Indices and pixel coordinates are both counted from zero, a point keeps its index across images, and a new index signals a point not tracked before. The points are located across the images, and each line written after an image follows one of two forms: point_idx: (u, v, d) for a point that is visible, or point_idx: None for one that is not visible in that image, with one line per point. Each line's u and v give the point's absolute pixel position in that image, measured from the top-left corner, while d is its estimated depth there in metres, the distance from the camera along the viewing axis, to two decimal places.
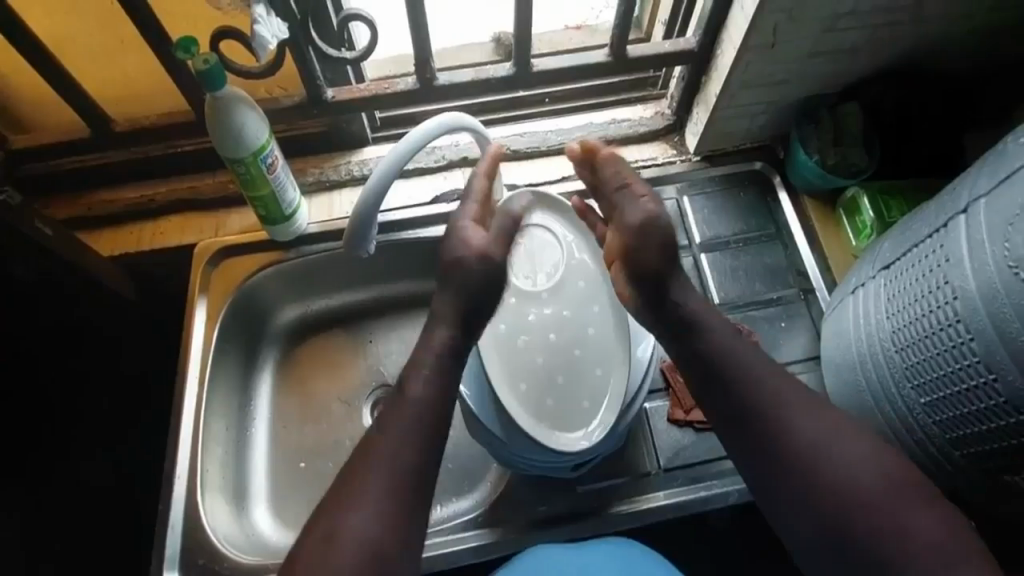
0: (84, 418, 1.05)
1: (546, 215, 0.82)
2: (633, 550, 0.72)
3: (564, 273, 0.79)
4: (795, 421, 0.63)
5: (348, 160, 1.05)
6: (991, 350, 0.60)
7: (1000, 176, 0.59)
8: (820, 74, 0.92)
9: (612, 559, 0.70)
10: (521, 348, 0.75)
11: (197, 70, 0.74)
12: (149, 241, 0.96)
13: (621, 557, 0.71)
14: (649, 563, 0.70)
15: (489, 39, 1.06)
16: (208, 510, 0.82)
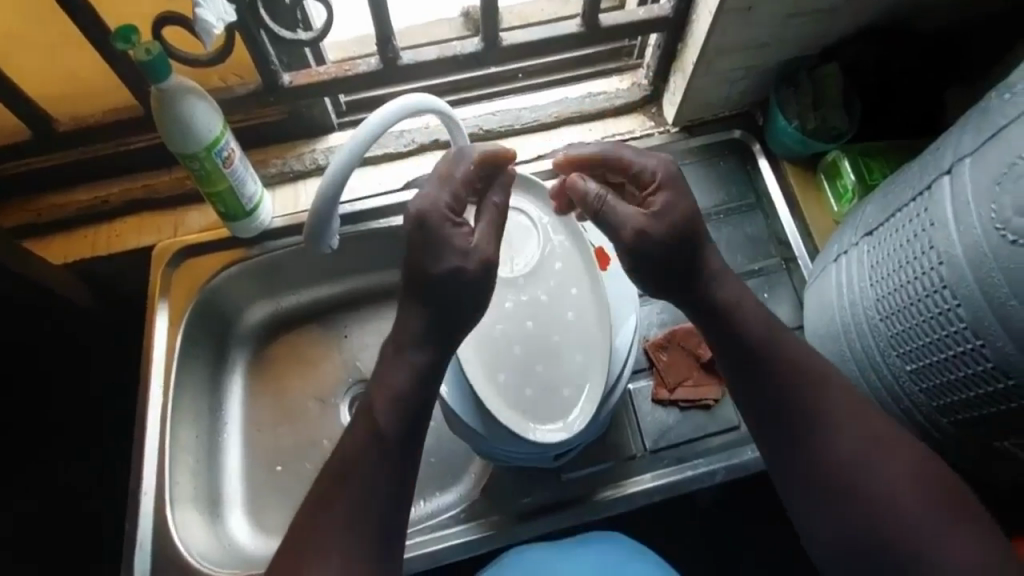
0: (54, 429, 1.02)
1: (522, 197, 0.78)
2: (618, 542, 0.71)
3: (540, 258, 0.75)
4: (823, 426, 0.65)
5: (313, 149, 1.00)
6: (978, 315, 0.58)
7: (985, 135, 0.57)
8: (800, 36, 0.88)
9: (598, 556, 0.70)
10: (498, 338, 0.72)
11: (138, 60, 0.69)
12: (104, 246, 0.92)
13: (607, 552, 0.70)
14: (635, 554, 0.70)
15: (457, 13, 1.01)
16: (179, 525, 0.79)
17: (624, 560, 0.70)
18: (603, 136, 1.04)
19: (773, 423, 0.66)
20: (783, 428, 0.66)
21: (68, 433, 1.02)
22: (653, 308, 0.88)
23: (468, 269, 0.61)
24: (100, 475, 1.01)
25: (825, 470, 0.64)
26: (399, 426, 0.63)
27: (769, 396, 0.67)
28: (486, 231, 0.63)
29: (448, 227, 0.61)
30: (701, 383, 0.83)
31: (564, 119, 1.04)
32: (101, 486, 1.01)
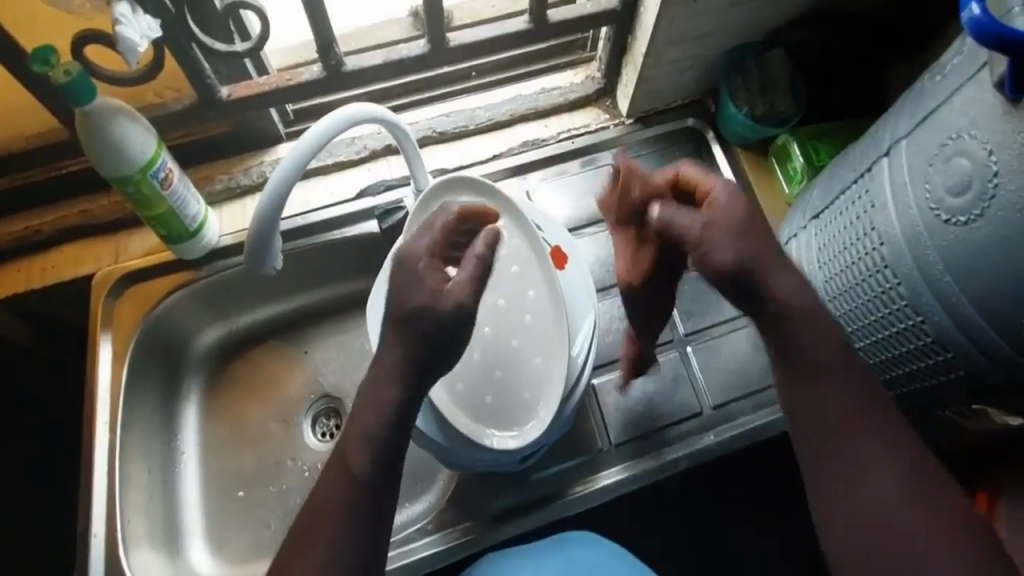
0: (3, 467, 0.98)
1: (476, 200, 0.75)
2: (598, 546, 0.71)
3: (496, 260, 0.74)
4: (874, 459, 0.54)
5: (261, 161, 0.97)
6: (917, 293, 0.60)
7: (918, 118, 0.57)
8: (744, 23, 0.89)
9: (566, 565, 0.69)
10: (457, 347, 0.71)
11: (58, 83, 0.66)
12: (39, 278, 0.87)
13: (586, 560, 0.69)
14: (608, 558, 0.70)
15: (404, 14, 0.98)
16: (133, 565, 0.76)
17: (598, 567, 0.69)
18: (558, 132, 1.03)
19: (820, 452, 0.55)
20: (830, 459, 0.55)
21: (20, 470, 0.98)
22: (613, 301, 0.88)
23: (439, 308, 0.54)
24: (60, 510, 0.98)
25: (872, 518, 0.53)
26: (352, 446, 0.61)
27: (821, 425, 0.55)
28: (464, 278, 0.55)
29: (421, 266, 0.56)
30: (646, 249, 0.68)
31: (519, 117, 1.03)
32: (62, 522, 0.98)
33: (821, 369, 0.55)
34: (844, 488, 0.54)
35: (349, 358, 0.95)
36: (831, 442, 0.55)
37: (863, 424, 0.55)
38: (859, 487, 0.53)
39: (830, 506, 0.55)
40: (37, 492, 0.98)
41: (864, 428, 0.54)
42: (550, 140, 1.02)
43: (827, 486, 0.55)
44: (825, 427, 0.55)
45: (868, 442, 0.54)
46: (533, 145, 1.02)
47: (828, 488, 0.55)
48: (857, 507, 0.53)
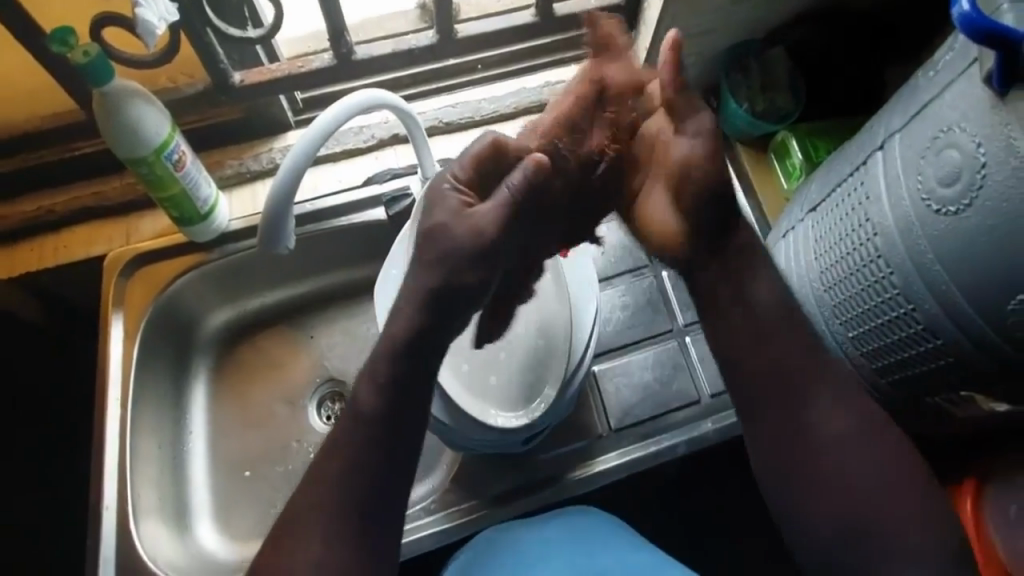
0: (14, 443, 1.00)
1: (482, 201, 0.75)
2: (601, 521, 0.74)
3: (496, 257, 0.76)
4: (828, 407, 0.59)
5: (270, 148, 0.99)
6: (909, 282, 0.62)
7: (911, 112, 0.60)
8: (746, 20, 0.91)
9: (563, 530, 0.72)
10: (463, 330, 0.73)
11: (78, 63, 0.67)
12: (52, 257, 0.89)
13: (589, 532, 0.72)
14: (603, 526, 0.73)
15: (412, 5, 1.00)
16: (143, 537, 0.78)
17: (596, 533, 0.72)
18: None
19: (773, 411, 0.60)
20: (786, 407, 0.60)
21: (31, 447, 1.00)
22: (614, 291, 0.91)
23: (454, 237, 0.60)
24: (72, 486, 1.00)
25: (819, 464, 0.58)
26: None
27: (779, 376, 0.60)
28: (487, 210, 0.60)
29: (446, 195, 0.62)
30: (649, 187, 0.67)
31: (523, 109, 1.05)
32: (69, 499, 0.99)
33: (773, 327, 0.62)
34: (799, 436, 0.59)
35: (354, 343, 0.97)
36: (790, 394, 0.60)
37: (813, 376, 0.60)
38: (813, 434, 0.59)
39: (786, 453, 0.60)
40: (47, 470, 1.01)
41: (817, 379, 0.60)
42: None
43: (785, 435, 0.60)
44: (781, 376, 0.61)
45: (821, 393, 0.60)
46: None
47: (786, 436, 0.60)
48: (811, 452, 0.59)
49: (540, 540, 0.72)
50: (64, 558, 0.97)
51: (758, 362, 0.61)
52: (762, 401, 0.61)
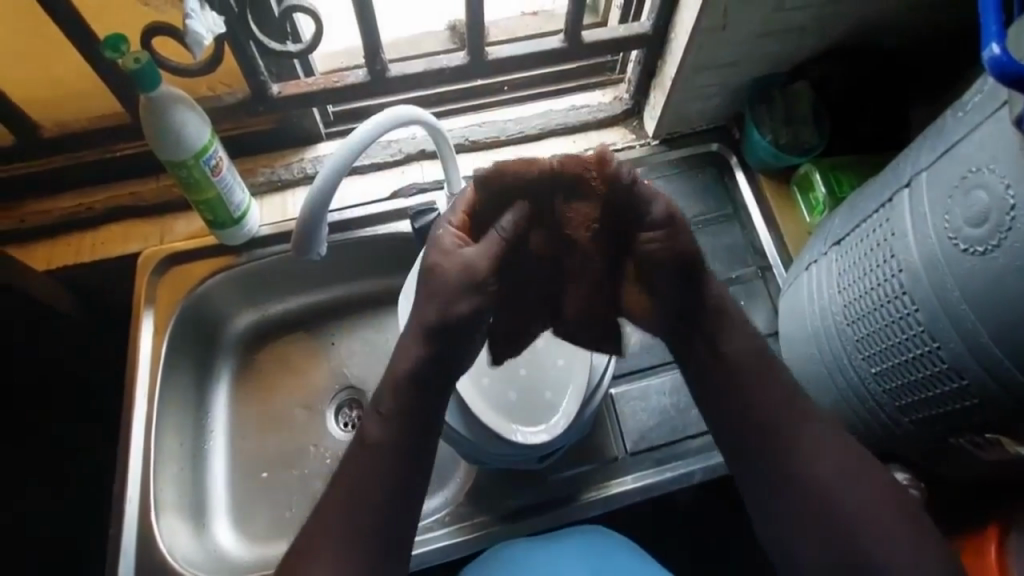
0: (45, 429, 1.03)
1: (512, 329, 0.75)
2: (598, 538, 0.75)
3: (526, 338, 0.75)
4: (808, 455, 0.63)
5: (301, 158, 1.02)
6: (934, 319, 0.62)
7: (939, 152, 0.60)
8: (771, 55, 0.93)
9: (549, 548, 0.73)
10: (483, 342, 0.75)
11: (127, 69, 0.70)
12: (89, 253, 0.92)
13: (593, 542, 0.74)
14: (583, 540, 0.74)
15: (444, 27, 1.03)
16: (163, 531, 0.79)
17: (577, 544, 0.73)
18: (587, 148, 1.07)
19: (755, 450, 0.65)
20: (768, 452, 0.64)
21: (60, 435, 1.04)
22: None
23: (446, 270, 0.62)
24: (97, 476, 1.03)
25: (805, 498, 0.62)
26: (384, 430, 0.62)
27: (760, 423, 0.65)
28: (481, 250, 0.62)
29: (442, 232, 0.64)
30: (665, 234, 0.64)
31: (549, 131, 1.07)
32: (95, 490, 1.02)
33: (748, 375, 0.66)
34: (787, 482, 0.63)
35: (374, 353, 0.98)
36: (776, 441, 0.64)
37: (791, 421, 0.65)
38: (803, 480, 0.63)
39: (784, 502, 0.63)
40: (71, 458, 1.03)
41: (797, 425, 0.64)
42: (578, 155, 1.06)
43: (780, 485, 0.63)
44: (757, 424, 0.65)
45: (801, 442, 0.64)
46: (561, 160, 1.06)
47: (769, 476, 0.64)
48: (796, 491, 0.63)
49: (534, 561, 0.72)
50: (88, 546, 1.00)
51: (724, 410, 0.66)
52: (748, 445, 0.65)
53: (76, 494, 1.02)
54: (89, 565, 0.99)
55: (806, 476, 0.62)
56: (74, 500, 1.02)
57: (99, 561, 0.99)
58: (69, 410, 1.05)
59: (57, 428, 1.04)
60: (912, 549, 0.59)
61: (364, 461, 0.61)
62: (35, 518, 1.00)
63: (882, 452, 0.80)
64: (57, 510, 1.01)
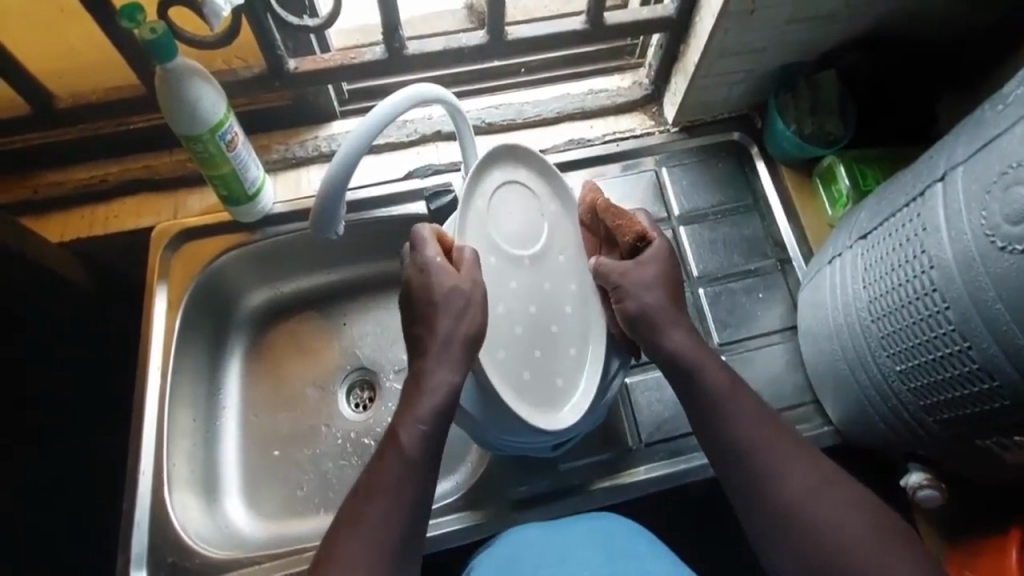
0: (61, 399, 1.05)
1: (539, 303, 0.73)
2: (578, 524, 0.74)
3: (542, 305, 0.73)
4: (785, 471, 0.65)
5: (315, 136, 1.00)
6: (965, 319, 0.60)
7: (977, 145, 0.58)
8: (799, 42, 0.90)
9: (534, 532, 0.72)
10: (501, 316, 0.71)
11: (143, 39, 0.68)
12: (102, 226, 0.91)
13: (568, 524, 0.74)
14: (560, 524, 0.74)
15: (461, 6, 1.01)
16: (175, 505, 0.80)
17: (554, 529, 0.73)
18: (605, 134, 1.04)
19: (732, 471, 0.67)
20: (744, 479, 0.66)
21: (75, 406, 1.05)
22: None
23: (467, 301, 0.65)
24: (113, 446, 1.05)
25: (787, 511, 0.64)
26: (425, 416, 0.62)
27: (735, 453, 0.67)
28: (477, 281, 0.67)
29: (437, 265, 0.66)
30: (656, 239, 0.76)
31: (566, 115, 1.05)
32: (110, 460, 1.04)
33: (722, 406, 0.68)
34: (768, 505, 0.65)
35: (387, 334, 0.98)
36: (747, 465, 0.66)
37: (764, 441, 0.66)
38: (781, 497, 0.64)
39: (763, 523, 0.65)
40: (88, 429, 1.05)
41: (770, 448, 0.66)
42: (596, 140, 1.04)
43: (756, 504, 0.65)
44: (721, 452, 0.68)
45: (780, 460, 0.65)
46: (579, 144, 1.03)
47: (746, 493, 0.66)
48: (774, 506, 0.64)
49: (519, 548, 0.71)
50: (107, 514, 1.02)
51: (707, 433, 0.69)
52: (728, 473, 0.67)
53: (89, 468, 1.03)
54: (105, 533, 1.01)
55: (783, 496, 0.64)
56: (90, 468, 1.03)
57: (114, 529, 1.01)
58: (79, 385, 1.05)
59: (71, 402, 1.05)
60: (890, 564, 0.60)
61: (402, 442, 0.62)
62: (48, 490, 1.02)
63: (903, 453, 0.79)
64: (74, 478, 1.03)
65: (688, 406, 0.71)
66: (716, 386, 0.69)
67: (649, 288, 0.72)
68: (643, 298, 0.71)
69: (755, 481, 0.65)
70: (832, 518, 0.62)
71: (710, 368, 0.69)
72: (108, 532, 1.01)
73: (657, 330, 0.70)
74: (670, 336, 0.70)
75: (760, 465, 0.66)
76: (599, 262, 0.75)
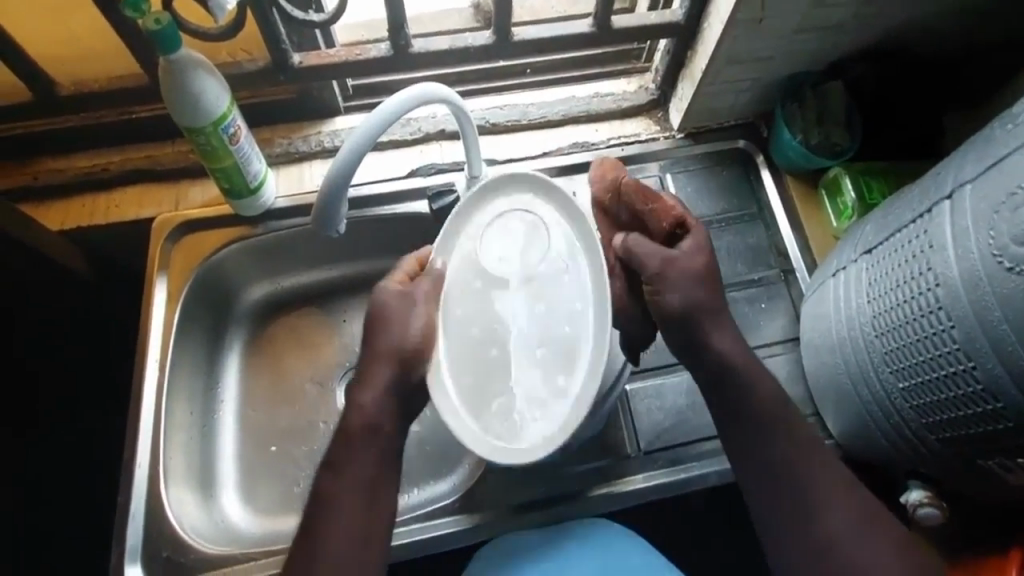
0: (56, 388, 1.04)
1: (523, 327, 0.70)
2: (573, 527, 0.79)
3: (522, 329, 0.70)
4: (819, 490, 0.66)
5: (319, 131, 0.99)
6: (970, 338, 0.60)
7: (985, 163, 0.58)
8: (807, 52, 0.90)
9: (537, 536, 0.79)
10: (473, 338, 0.70)
11: (147, 29, 0.67)
12: (102, 215, 0.90)
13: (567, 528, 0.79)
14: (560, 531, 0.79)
15: (467, 5, 1.00)
16: (172, 499, 0.79)
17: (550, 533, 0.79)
18: (610, 138, 1.04)
19: (768, 487, 0.67)
20: (779, 496, 0.67)
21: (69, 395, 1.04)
22: None
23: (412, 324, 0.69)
24: (109, 437, 1.04)
25: (814, 529, 0.65)
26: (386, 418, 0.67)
27: (775, 470, 0.67)
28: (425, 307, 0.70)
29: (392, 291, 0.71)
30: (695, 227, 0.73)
31: (571, 118, 1.04)
32: (105, 451, 1.03)
33: (772, 424, 0.68)
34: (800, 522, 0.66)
35: None
36: (782, 471, 0.67)
37: (803, 460, 0.67)
38: (806, 506, 0.66)
39: (791, 539, 0.66)
40: (83, 418, 1.04)
41: (808, 467, 0.67)
42: (601, 144, 1.03)
43: (782, 510, 0.67)
44: (758, 457, 0.68)
45: (814, 480, 0.67)
46: (584, 148, 1.03)
47: (780, 508, 0.67)
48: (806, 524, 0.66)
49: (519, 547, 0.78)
50: (100, 505, 1.01)
51: (747, 448, 0.68)
52: (762, 488, 0.68)
53: (82, 459, 1.02)
54: (98, 524, 1.00)
55: (817, 514, 0.65)
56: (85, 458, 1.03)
57: (108, 520, 1.00)
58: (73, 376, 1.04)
59: (65, 393, 1.04)
60: None
61: (371, 459, 0.67)
62: (41, 481, 1.01)
63: (903, 467, 0.79)
64: (67, 468, 1.02)
65: (728, 418, 0.70)
66: (766, 402, 0.69)
67: (694, 285, 0.69)
68: (683, 289, 0.68)
69: (791, 498, 0.66)
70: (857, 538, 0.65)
71: (760, 382, 0.69)
72: (101, 523, 1.00)
73: (696, 328, 0.69)
74: (718, 339, 0.69)
75: (798, 484, 0.67)
76: (629, 244, 0.71)
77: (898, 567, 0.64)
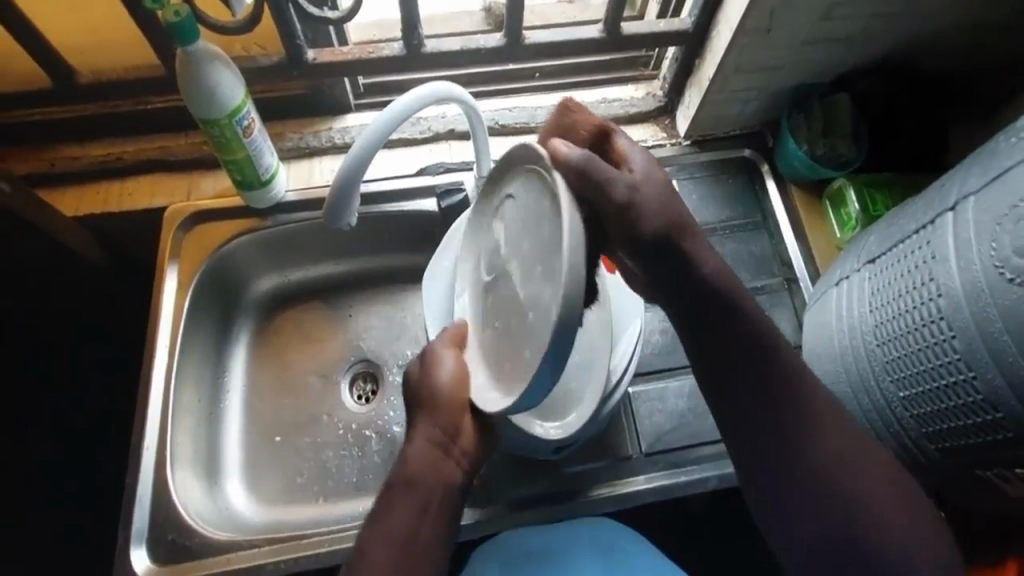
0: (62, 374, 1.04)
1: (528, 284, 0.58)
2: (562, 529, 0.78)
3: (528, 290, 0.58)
4: (817, 439, 0.62)
5: (329, 127, 1.00)
6: (971, 349, 0.61)
7: (988, 177, 0.59)
8: (815, 63, 0.91)
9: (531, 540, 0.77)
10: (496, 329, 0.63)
11: (166, 21, 0.68)
12: (116, 203, 0.91)
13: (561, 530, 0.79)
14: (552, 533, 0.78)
15: (478, 8, 1.01)
16: (178, 484, 0.79)
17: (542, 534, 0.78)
18: None
19: (764, 435, 0.62)
20: (775, 443, 0.62)
21: (75, 382, 1.05)
22: (654, 316, 0.90)
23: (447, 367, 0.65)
24: (114, 424, 1.04)
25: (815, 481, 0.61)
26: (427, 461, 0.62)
27: (771, 414, 0.62)
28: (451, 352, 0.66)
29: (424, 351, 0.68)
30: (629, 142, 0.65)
31: None
32: (110, 437, 1.04)
33: (767, 365, 0.63)
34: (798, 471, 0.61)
35: (392, 328, 0.98)
36: (778, 415, 0.62)
37: (802, 405, 0.62)
38: (809, 460, 0.61)
39: (788, 488, 0.61)
40: (88, 405, 1.05)
41: (808, 416, 0.62)
42: None
43: (798, 489, 0.61)
44: (770, 417, 0.62)
45: (812, 431, 0.62)
46: None
47: (773, 454, 0.62)
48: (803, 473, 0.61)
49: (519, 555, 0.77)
50: (103, 491, 1.02)
51: (736, 388, 0.63)
52: (755, 433, 0.62)
53: (86, 447, 1.03)
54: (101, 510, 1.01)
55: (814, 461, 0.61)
56: (90, 444, 1.03)
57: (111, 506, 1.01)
58: (78, 364, 1.05)
59: (71, 378, 1.05)
60: (910, 542, 0.59)
61: (410, 510, 0.61)
62: (46, 465, 1.01)
63: None
64: (72, 454, 1.03)
65: (715, 354, 0.64)
66: (761, 341, 0.63)
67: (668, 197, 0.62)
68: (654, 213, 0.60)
69: (785, 445, 0.62)
70: (859, 488, 0.61)
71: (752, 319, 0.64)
72: (103, 509, 1.01)
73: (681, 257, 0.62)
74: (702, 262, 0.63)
75: (798, 431, 0.62)
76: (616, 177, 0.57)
77: (905, 522, 0.60)
